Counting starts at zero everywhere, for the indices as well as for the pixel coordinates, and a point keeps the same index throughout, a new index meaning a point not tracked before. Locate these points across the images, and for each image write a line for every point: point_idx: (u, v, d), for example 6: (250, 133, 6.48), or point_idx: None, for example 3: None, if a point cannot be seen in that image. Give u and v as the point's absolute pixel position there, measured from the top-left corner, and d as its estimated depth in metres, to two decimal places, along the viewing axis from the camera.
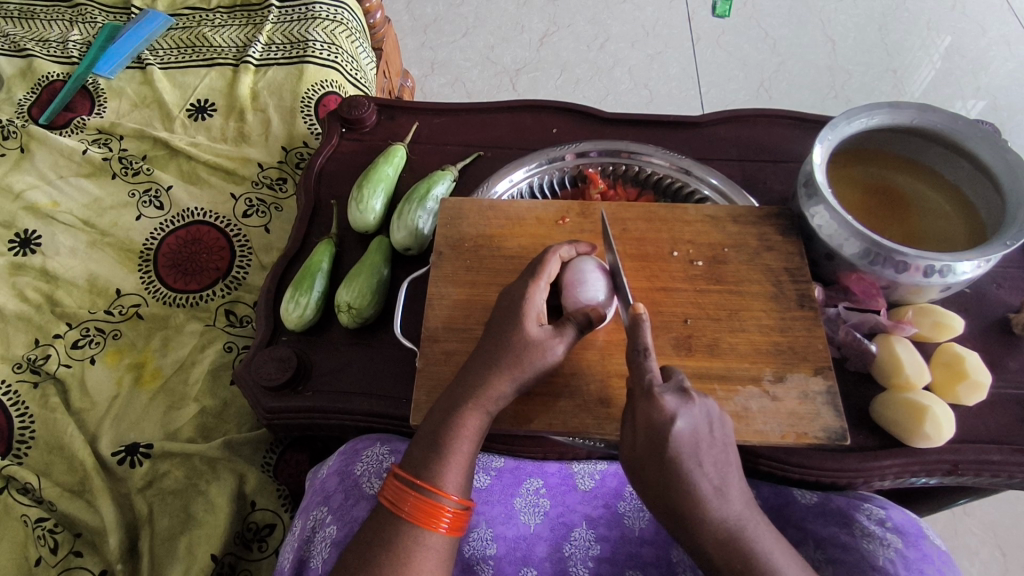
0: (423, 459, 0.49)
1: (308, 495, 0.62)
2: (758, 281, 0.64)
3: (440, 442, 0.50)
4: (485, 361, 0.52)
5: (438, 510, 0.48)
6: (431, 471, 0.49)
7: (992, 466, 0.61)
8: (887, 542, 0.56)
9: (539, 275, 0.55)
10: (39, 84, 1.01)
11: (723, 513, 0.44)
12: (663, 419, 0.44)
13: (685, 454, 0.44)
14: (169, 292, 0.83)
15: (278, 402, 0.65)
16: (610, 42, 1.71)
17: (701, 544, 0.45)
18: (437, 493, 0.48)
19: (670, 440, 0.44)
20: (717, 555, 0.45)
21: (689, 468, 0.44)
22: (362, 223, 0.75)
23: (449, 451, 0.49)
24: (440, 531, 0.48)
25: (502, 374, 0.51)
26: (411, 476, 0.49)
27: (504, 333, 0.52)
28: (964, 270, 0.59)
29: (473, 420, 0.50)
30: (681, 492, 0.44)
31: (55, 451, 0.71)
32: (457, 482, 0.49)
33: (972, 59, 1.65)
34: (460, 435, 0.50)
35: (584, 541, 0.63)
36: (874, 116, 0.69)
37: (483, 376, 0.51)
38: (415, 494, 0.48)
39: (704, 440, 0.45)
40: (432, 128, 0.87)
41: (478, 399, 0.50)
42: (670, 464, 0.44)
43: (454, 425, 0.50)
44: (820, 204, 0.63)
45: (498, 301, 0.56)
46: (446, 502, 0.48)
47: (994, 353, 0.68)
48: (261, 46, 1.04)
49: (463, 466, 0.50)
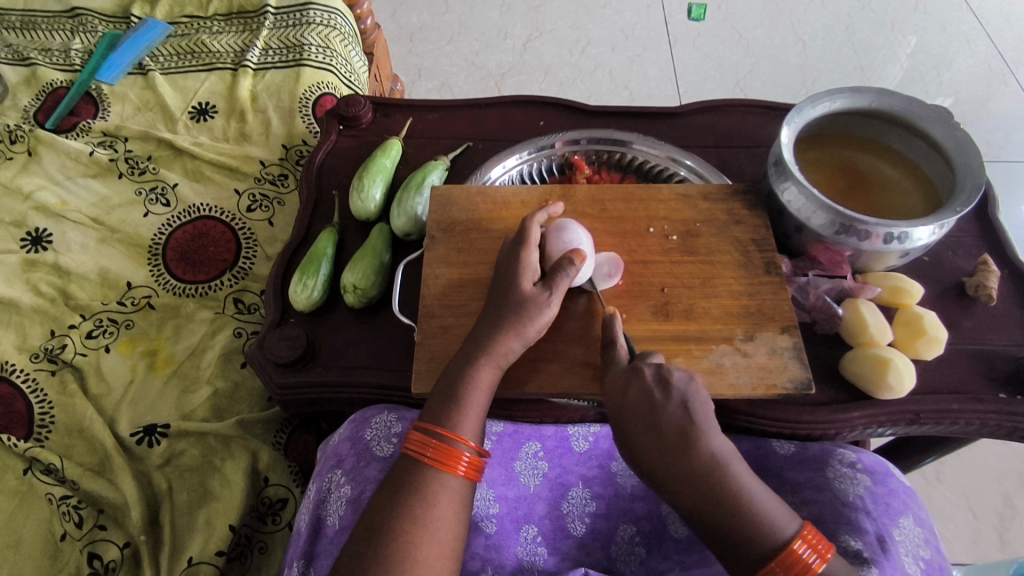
0: (440, 409, 0.54)
1: (321, 461, 0.67)
2: (728, 251, 0.70)
3: (454, 392, 0.55)
4: (490, 319, 0.57)
5: (456, 455, 0.52)
6: (447, 418, 0.53)
7: (950, 414, 0.67)
8: (856, 481, 0.61)
9: (529, 240, 0.60)
10: (43, 90, 1.04)
11: (690, 464, 0.49)
12: (619, 389, 0.54)
13: (641, 411, 0.51)
14: (178, 283, 0.87)
15: (291, 377, 0.69)
16: (590, 45, 1.78)
17: (680, 498, 0.50)
18: (455, 439, 0.52)
19: (626, 401, 0.53)
20: (699, 508, 0.49)
21: (649, 417, 0.51)
22: (363, 211, 0.80)
23: (464, 401, 0.54)
24: (459, 473, 0.52)
25: (505, 329, 0.56)
26: (431, 424, 0.53)
27: (507, 291, 0.58)
28: (921, 236, 0.65)
29: (484, 375, 0.55)
30: (655, 446, 0.50)
31: (75, 433, 0.75)
32: (472, 430, 0.54)
33: (934, 56, 1.74)
34: (473, 386, 0.55)
35: (581, 499, 0.68)
36: (836, 100, 0.75)
37: (487, 333, 0.56)
38: (436, 439, 0.52)
39: (655, 395, 0.51)
40: (424, 123, 0.92)
41: (487, 352, 0.56)
42: (630, 424, 0.52)
43: (466, 377, 0.55)
44: (789, 181, 0.69)
45: (499, 267, 0.61)
46: (463, 447, 0.52)
47: (949, 313, 0.74)
48: (259, 50, 1.08)
49: (476, 416, 0.54)
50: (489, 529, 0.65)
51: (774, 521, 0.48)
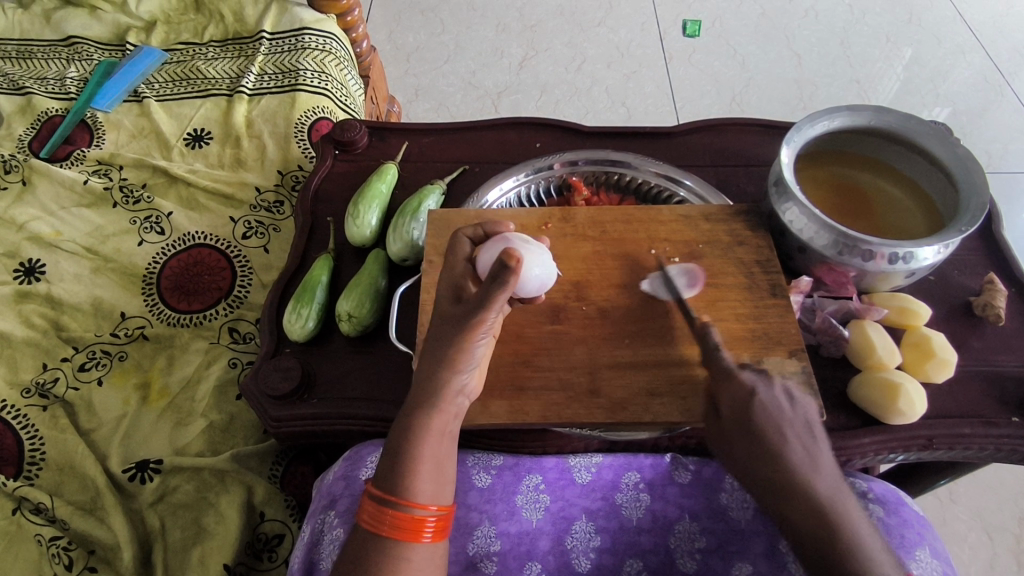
0: (393, 474, 0.51)
1: (315, 501, 0.65)
2: (732, 274, 0.69)
3: (405, 450, 0.51)
4: (431, 366, 0.53)
5: (420, 522, 0.50)
6: (401, 484, 0.50)
7: (963, 438, 0.65)
8: (870, 512, 0.60)
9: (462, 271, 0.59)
10: (38, 119, 1.04)
11: (813, 485, 0.48)
12: (744, 391, 0.52)
13: (770, 422, 0.51)
14: (172, 313, 0.86)
15: (287, 410, 0.67)
16: (587, 63, 1.79)
17: (793, 503, 0.48)
18: (413, 507, 0.50)
19: (756, 404, 0.52)
20: (811, 524, 0.47)
21: (782, 425, 0.51)
22: (358, 237, 0.79)
23: (417, 460, 0.51)
24: (425, 541, 0.50)
25: (451, 370, 0.53)
26: (382, 493, 0.50)
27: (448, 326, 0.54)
28: (926, 256, 0.64)
29: (435, 420, 0.52)
30: (785, 454, 0.50)
31: (66, 470, 0.73)
32: (429, 491, 0.51)
33: (930, 68, 1.74)
34: (423, 439, 0.52)
35: (584, 533, 0.66)
36: (835, 119, 0.75)
37: (431, 382, 0.53)
38: (392, 511, 0.49)
39: (784, 412, 0.52)
40: (420, 147, 0.91)
41: (434, 404, 0.53)
42: (755, 426, 0.51)
43: (417, 431, 0.52)
44: (791, 201, 0.68)
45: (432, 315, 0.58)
46: (425, 512, 0.50)
47: (958, 333, 0.72)
48: (254, 76, 1.08)
49: (432, 472, 0.52)
50: (489, 570, 0.63)
51: None
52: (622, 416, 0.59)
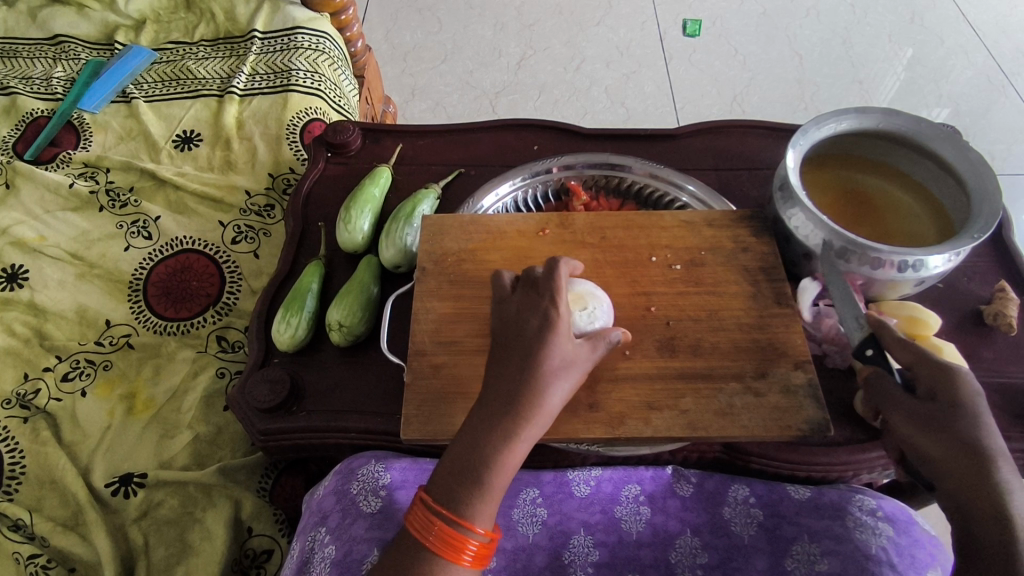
0: (454, 492, 0.49)
1: (306, 517, 0.63)
2: (735, 282, 0.66)
3: (471, 471, 0.49)
4: (511, 385, 0.50)
5: (465, 543, 0.48)
6: (460, 504, 0.48)
7: None
8: (879, 531, 0.58)
9: (557, 286, 0.53)
10: (23, 121, 1.01)
11: (999, 472, 0.46)
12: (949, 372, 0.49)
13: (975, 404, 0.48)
14: (159, 320, 0.83)
15: (274, 423, 0.65)
16: (585, 63, 1.76)
17: (975, 505, 0.46)
18: (467, 528, 0.48)
19: (959, 386, 0.48)
20: (999, 516, 0.45)
21: (981, 409, 0.48)
22: (350, 243, 0.76)
23: (479, 485, 0.48)
24: (464, 563, 0.48)
25: (535, 396, 0.50)
26: (439, 504, 0.49)
27: (537, 350, 0.51)
28: (937, 264, 0.61)
29: (512, 449, 0.49)
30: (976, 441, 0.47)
31: (47, 485, 0.71)
32: (485, 516, 0.49)
33: (933, 68, 1.72)
34: (494, 466, 0.49)
35: (583, 547, 0.63)
36: (842, 122, 0.72)
37: (511, 402, 0.50)
38: (444, 523, 0.48)
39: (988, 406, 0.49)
40: (415, 149, 0.89)
41: (509, 430, 0.49)
42: (959, 409, 0.48)
43: (491, 455, 0.49)
44: (796, 206, 0.66)
45: (507, 324, 0.54)
46: (472, 535, 0.48)
47: (968, 343, 0.70)
48: (245, 76, 1.06)
49: (493, 498, 0.49)
50: None
51: None
52: (622, 431, 0.57)
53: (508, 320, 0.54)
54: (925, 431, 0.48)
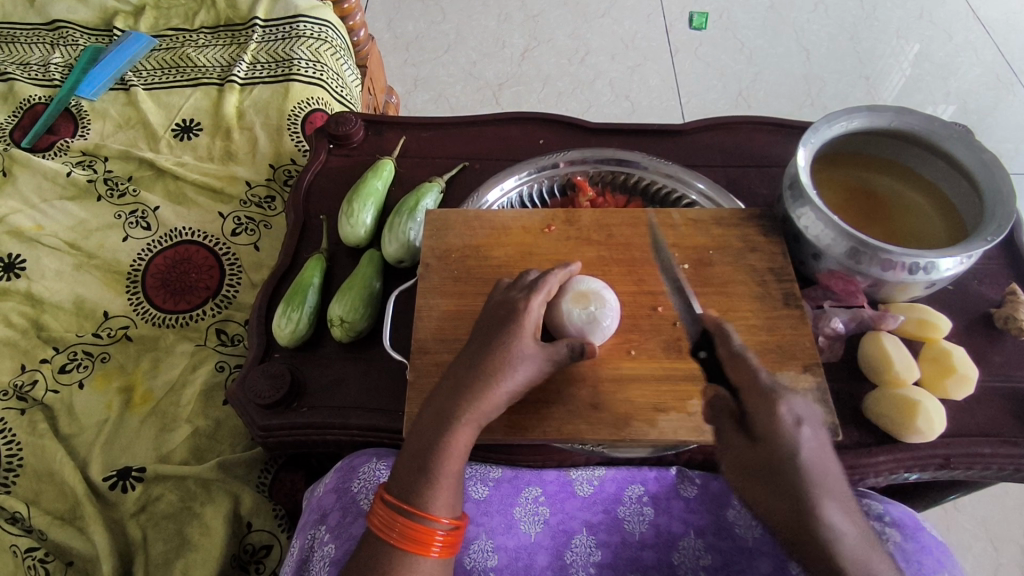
0: (409, 482, 0.49)
1: (305, 514, 0.62)
2: (743, 282, 0.65)
3: (426, 461, 0.49)
4: (466, 376, 0.51)
5: (430, 534, 0.48)
6: (416, 494, 0.48)
7: (982, 458, 0.62)
8: (886, 536, 0.57)
9: (540, 288, 0.55)
10: (20, 107, 1.00)
11: (821, 514, 0.43)
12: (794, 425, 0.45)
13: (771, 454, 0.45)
14: (158, 312, 0.82)
15: (275, 418, 0.64)
16: (590, 55, 1.74)
17: (806, 547, 0.43)
18: (427, 518, 0.48)
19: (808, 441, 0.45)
20: (825, 572, 0.43)
21: (779, 459, 0.44)
22: (353, 237, 0.75)
23: (435, 473, 0.48)
24: (433, 554, 0.48)
25: (492, 385, 0.50)
26: (399, 500, 0.48)
27: (495, 342, 0.52)
28: (947, 266, 0.60)
29: (463, 437, 0.49)
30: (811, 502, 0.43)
31: (44, 478, 0.70)
32: (445, 504, 0.48)
33: (941, 65, 1.70)
34: (447, 453, 0.49)
35: (585, 547, 0.62)
36: (853, 120, 0.71)
37: (466, 390, 0.50)
38: (405, 519, 0.47)
39: (821, 443, 0.46)
40: (418, 142, 0.87)
41: (463, 418, 0.49)
42: (801, 470, 0.44)
43: (443, 442, 0.49)
44: (806, 205, 0.64)
45: (483, 317, 0.55)
46: (436, 525, 0.48)
47: (977, 347, 0.69)
48: (246, 64, 1.04)
49: (449, 486, 0.49)
50: None
51: None
52: (628, 432, 0.56)
53: (479, 320, 0.55)
54: (762, 481, 0.45)
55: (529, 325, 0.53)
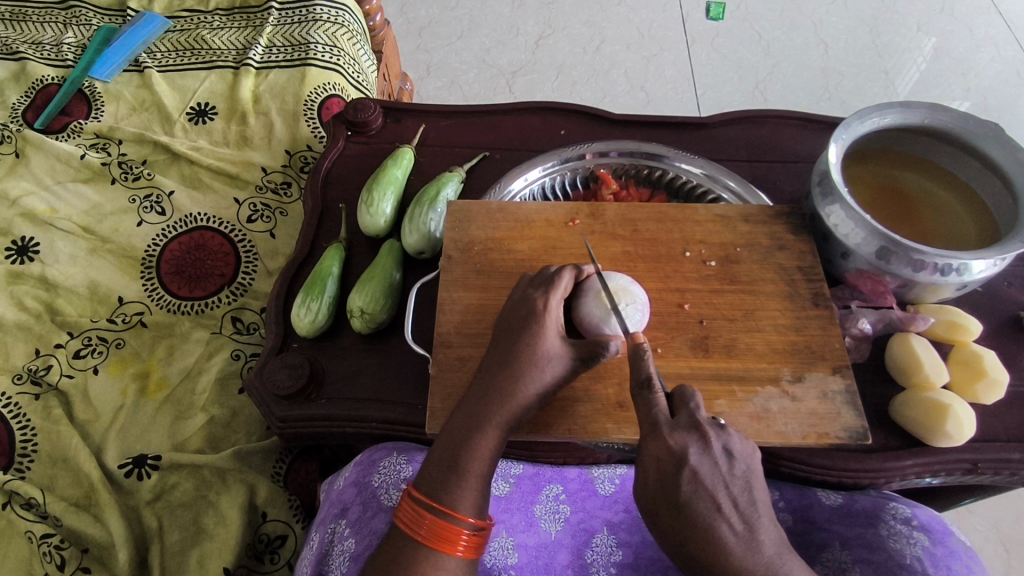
0: (437, 479, 0.48)
1: (325, 508, 0.62)
2: (772, 280, 0.64)
3: (455, 460, 0.48)
4: (493, 376, 0.50)
5: (456, 534, 0.47)
6: (443, 492, 0.48)
7: (1011, 464, 0.61)
8: (913, 540, 0.56)
9: (556, 285, 0.54)
10: (33, 87, 0.98)
11: (734, 558, 0.40)
12: (676, 458, 0.41)
13: (700, 496, 0.41)
14: (173, 299, 0.81)
15: (293, 409, 0.63)
16: (605, 44, 1.72)
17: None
18: (454, 517, 0.47)
19: (684, 478, 0.41)
20: None
21: (701, 503, 0.40)
22: (373, 226, 0.74)
23: (464, 471, 0.48)
24: (458, 554, 0.47)
25: (518, 385, 0.50)
26: (428, 497, 0.48)
27: (521, 341, 0.51)
28: (979, 269, 0.59)
29: (490, 437, 0.49)
30: (698, 540, 0.40)
31: (59, 464, 0.70)
32: (472, 503, 0.48)
33: (961, 60, 1.67)
34: (475, 452, 0.49)
35: (606, 546, 0.62)
36: (885, 116, 0.69)
37: (494, 390, 0.50)
38: (432, 517, 0.47)
39: (716, 480, 0.41)
40: (438, 130, 0.86)
41: (491, 417, 0.49)
42: (687, 509, 0.40)
43: (471, 442, 0.49)
44: (836, 203, 0.63)
45: (504, 316, 0.54)
46: (463, 525, 0.47)
47: (1006, 351, 0.68)
48: (262, 48, 1.02)
49: (476, 485, 0.48)
50: None
51: None
52: None
53: (499, 320, 0.55)
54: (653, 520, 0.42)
55: (547, 322, 0.52)
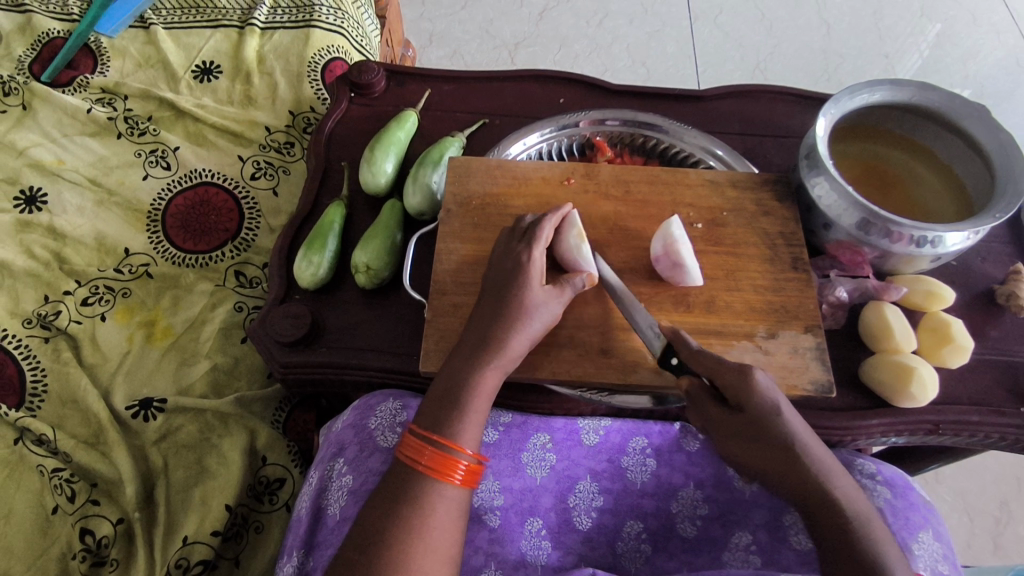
0: (440, 415, 0.52)
1: (324, 447, 0.66)
2: (755, 244, 0.67)
3: (454, 397, 0.52)
4: (486, 322, 0.54)
5: (453, 463, 0.50)
6: (446, 425, 0.51)
7: (970, 425, 0.65)
8: (876, 492, 0.59)
9: (538, 237, 0.57)
10: (39, 40, 0.99)
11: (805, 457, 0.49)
12: (747, 382, 0.50)
13: (771, 409, 0.50)
14: (178, 252, 0.84)
15: (294, 356, 0.66)
16: (608, 18, 1.72)
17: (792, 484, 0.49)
18: (451, 448, 0.50)
19: (757, 395, 0.50)
20: (815, 500, 0.49)
21: (774, 416, 0.50)
22: (373, 185, 0.76)
23: (465, 407, 0.52)
24: (456, 482, 0.50)
25: (509, 332, 0.53)
26: (429, 431, 0.51)
27: (511, 293, 0.54)
28: (954, 242, 0.62)
29: (488, 378, 0.52)
30: (771, 441, 0.49)
31: (69, 404, 0.73)
32: (470, 437, 0.51)
33: (962, 47, 1.68)
34: (475, 391, 0.52)
35: (588, 493, 0.66)
36: (876, 92, 0.71)
37: (486, 337, 0.53)
38: (432, 448, 0.50)
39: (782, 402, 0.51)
40: (439, 94, 0.88)
41: (486, 360, 0.52)
42: (762, 418, 0.50)
43: (470, 381, 0.52)
44: (821, 174, 0.66)
45: (489, 270, 0.58)
46: (461, 455, 0.50)
47: (974, 320, 0.71)
48: (267, 8, 1.03)
49: (476, 419, 0.52)
50: (493, 522, 0.63)
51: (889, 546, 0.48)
52: (633, 378, 0.59)
53: (487, 275, 0.58)
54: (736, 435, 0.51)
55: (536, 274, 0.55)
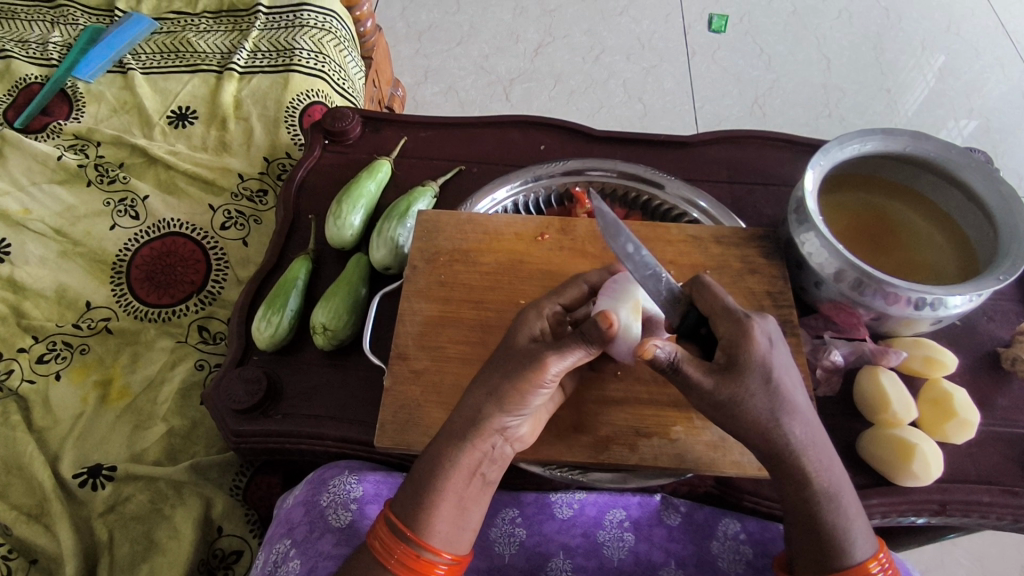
0: (413, 507, 0.44)
1: (273, 526, 0.61)
2: (740, 306, 0.63)
3: (427, 486, 0.44)
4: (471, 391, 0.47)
5: (430, 566, 0.44)
6: (418, 521, 0.44)
7: (980, 507, 0.59)
8: None
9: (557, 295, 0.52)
10: (16, 86, 0.98)
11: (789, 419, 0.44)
12: (741, 333, 0.44)
13: (761, 360, 0.44)
14: (141, 306, 0.81)
15: (247, 425, 0.62)
16: (604, 54, 1.70)
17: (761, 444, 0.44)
18: (427, 549, 0.44)
19: (747, 346, 0.44)
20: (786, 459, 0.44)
21: (771, 370, 0.43)
22: (338, 238, 0.73)
23: (439, 497, 0.44)
24: None
25: (490, 407, 0.45)
26: (404, 525, 0.45)
27: (504, 357, 0.47)
28: (956, 304, 0.57)
29: (466, 459, 0.45)
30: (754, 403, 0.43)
31: (13, 471, 0.69)
32: (445, 536, 0.45)
33: (966, 81, 1.64)
34: (450, 480, 0.44)
35: (561, 571, 0.60)
36: (867, 143, 0.67)
37: (466, 410, 0.46)
38: (405, 547, 0.44)
39: (774, 359, 0.44)
40: (416, 142, 0.85)
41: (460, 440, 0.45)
42: (748, 373, 0.43)
43: (444, 468, 0.44)
44: (810, 231, 0.61)
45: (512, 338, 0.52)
46: (437, 559, 0.44)
47: (983, 386, 0.66)
48: (247, 52, 1.01)
49: (452, 512, 0.45)
50: None
51: (855, 530, 0.45)
52: (605, 457, 0.55)
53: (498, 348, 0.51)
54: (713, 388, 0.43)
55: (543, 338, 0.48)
